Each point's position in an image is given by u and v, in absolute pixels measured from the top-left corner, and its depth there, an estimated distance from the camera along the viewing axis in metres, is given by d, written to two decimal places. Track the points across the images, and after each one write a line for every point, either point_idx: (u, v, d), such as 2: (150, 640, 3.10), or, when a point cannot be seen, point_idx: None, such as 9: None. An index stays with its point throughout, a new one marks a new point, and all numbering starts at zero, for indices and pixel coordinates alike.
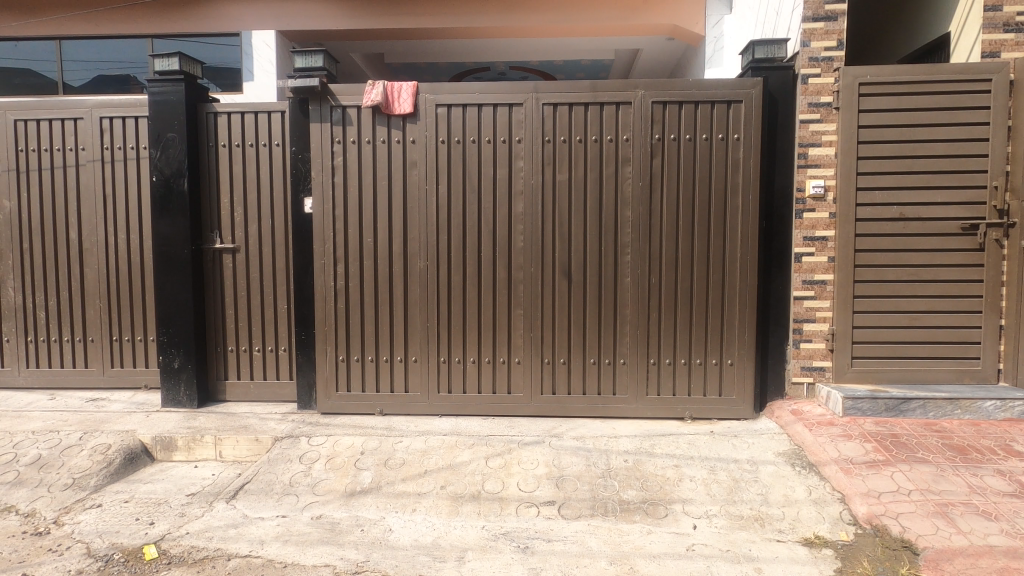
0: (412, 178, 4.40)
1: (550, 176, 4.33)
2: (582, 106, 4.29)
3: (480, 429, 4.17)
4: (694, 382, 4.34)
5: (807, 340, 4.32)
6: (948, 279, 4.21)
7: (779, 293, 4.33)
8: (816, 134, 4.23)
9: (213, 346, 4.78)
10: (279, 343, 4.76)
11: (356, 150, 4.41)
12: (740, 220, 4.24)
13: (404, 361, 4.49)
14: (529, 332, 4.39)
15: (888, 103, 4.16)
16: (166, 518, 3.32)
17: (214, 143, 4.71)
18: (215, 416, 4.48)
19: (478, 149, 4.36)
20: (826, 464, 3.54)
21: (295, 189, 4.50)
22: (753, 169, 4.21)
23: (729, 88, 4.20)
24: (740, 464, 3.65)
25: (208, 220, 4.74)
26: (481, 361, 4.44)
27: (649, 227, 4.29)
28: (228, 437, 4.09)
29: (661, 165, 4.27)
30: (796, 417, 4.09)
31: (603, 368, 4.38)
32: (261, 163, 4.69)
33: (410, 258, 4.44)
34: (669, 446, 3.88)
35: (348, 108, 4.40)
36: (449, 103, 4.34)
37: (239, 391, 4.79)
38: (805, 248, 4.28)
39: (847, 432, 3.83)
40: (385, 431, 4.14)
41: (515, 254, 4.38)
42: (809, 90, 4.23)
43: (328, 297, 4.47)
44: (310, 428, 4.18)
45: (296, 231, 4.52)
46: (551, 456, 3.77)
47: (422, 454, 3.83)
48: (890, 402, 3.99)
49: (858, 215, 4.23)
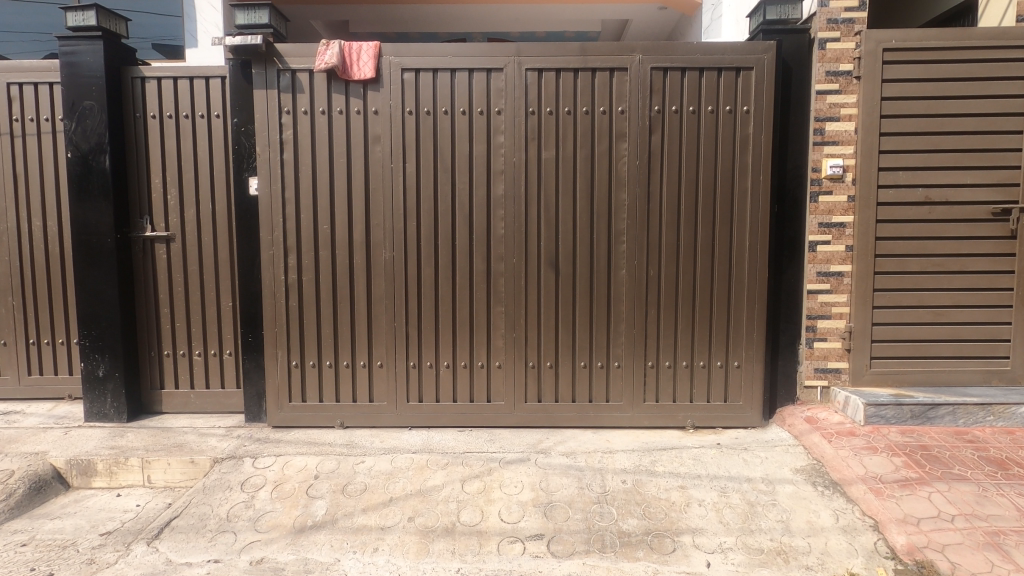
0: (374, 154, 3.80)
1: (535, 153, 3.77)
2: (571, 72, 3.73)
3: (456, 445, 3.63)
4: (697, 388, 3.86)
5: (822, 339, 3.86)
6: (977, 271, 3.78)
7: (790, 286, 3.87)
8: (834, 107, 3.75)
9: (146, 350, 4.14)
10: (223, 346, 4.14)
11: (309, 122, 3.79)
12: (749, 205, 3.75)
13: (368, 366, 3.91)
14: (512, 332, 3.85)
15: (914, 72, 3.69)
16: (69, 567, 2.72)
17: (142, 114, 4.04)
18: (147, 432, 3.86)
19: (452, 122, 3.78)
20: (852, 483, 3.10)
21: (238, 168, 3.88)
22: (764, 146, 3.72)
23: (738, 53, 3.68)
24: (754, 484, 3.18)
25: (137, 204, 4.08)
26: (456, 366, 3.90)
27: (647, 211, 3.77)
28: (157, 459, 3.47)
29: (661, 142, 3.75)
30: (811, 426, 3.64)
31: (595, 373, 3.87)
32: (199, 138, 4.04)
33: (374, 248, 3.85)
34: (672, 462, 3.39)
35: (299, 72, 3.77)
36: (418, 67, 3.73)
37: (178, 401, 4.17)
38: (821, 235, 3.80)
39: (871, 444, 3.38)
40: (346, 449, 3.58)
41: (495, 243, 3.82)
42: (827, 57, 3.73)
43: (279, 293, 3.87)
44: (257, 447, 3.59)
45: (241, 216, 3.89)
46: (538, 478, 3.25)
47: (388, 477, 3.28)
48: (916, 408, 3.55)
49: (879, 199, 3.76)
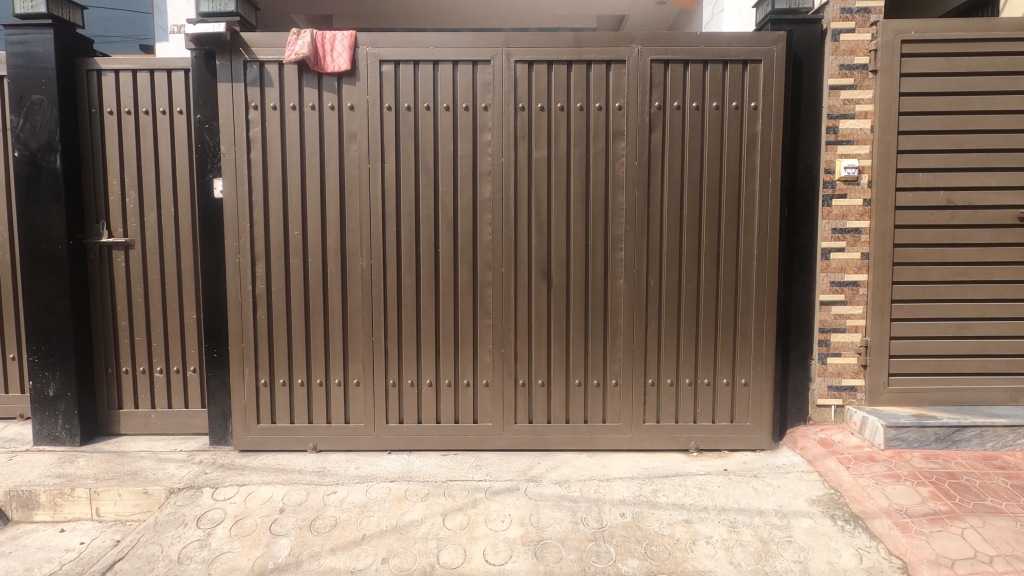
0: (350, 153, 3.48)
1: (525, 152, 3.46)
2: (565, 65, 3.43)
3: (438, 472, 3.31)
4: (700, 407, 3.56)
5: (836, 354, 3.57)
6: (1002, 281, 3.51)
7: (801, 297, 3.58)
8: (848, 103, 3.46)
9: (102, 366, 3.81)
10: (187, 362, 3.81)
11: (279, 118, 3.48)
12: (758, 209, 3.46)
13: (344, 385, 3.59)
14: (500, 347, 3.54)
15: (935, 66, 3.41)
16: None
17: (98, 109, 3.71)
18: (101, 457, 3.52)
19: (435, 119, 3.47)
20: (875, 517, 2.79)
21: (201, 168, 3.57)
22: (773, 146, 3.43)
23: (746, 44, 3.39)
24: (767, 518, 2.87)
25: (93, 207, 3.75)
26: (440, 384, 3.58)
27: (646, 215, 3.48)
28: (107, 490, 3.13)
29: (662, 141, 3.45)
30: (826, 450, 3.34)
31: (591, 392, 3.56)
32: (161, 136, 3.72)
33: (350, 256, 3.53)
34: (675, 492, 3.09)
35: (267, 64, 3.45)
36: (397, 58, 3.42)
37: (137, 422, 3.84)
38: (834, 242, 3.52)
39: (893, 471, 3.08)
40: (317, 477, 3.25)
41: (481, 250, 3.51)
42: (841, 49, 3.45)
43: (245, 304, 3.55)
44: (219, 476, 3.26)
45: (205, 221, 3.58)
46: (527, 511, 2.93)
47: (361, 511, 2.95)
48: (941, 431, 3.26)
49: (898, 203, 3.48)
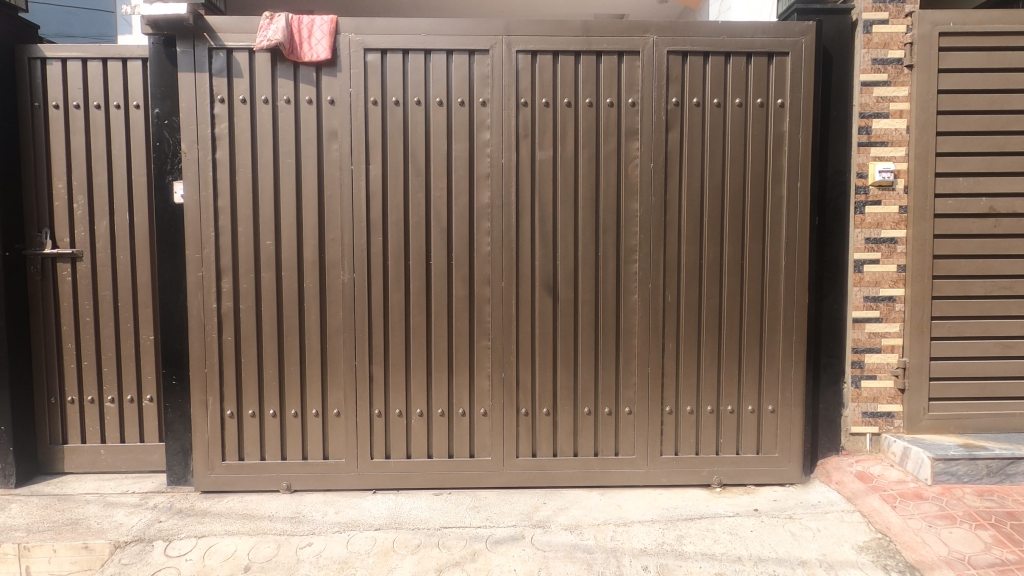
0: (330, 153, 3.08)
1: (529, 152, 3.09)
2: (572, 56, 3.08)
3: (431, 517, 2.88)
4: (724, 438, 3.19)
5: (871, 377, 3.23)
6: None
7: (832, 314, 3.25)
8: (882, 101, 3.16)
9: (45, 396, 3.33)
10: (143, 391, 3.35)
11: (248, 113, 3.06)
12: (785, 217, 3.13)
13: (323, 416, 3.15)
14: (500, 371, 3.15)
15: (976, 60, 3.11)
16: None
17: (41, 103, 3.27)
18: (39, 501, 3.05)
19: (426, 115, 3.09)
20: (935, 568, 2.42)
21: (159, 170, 3.14)
22: (802, 147, 3.10)
23: (771, 35, 3.06)
24: (811, 571, 2.50)
25: (35, 214, 3.29)
26: (432, 414, 3.16)
27: (663, 223, 3.12)
28: (38, 545, 2.66)
29: (680, 140, 3.11)
30: (866, 486, 2.98)
31: (602, 421, 3.17)
32: (115, 133, 3.29)
33: (329, 268, 3.11)
34: (703, 539, 2.70)
35: (235, 51, 3.05)
36: (385, 47, 3.04)
37: (85, 459, 3.36)
38: (868, 253, 3.19)
39: (946, 511, 2.73)
40: (290, 524, 2.81)
41: (479, 262, 3.12)
42: (873, 42, 3.14)
43: (209, 325, 3.11)
44: (175, 525, 2.80)
45: (164, 229, 3.15)
46: (535, 565, 2.52)
47: (340, 569, 2.52)
48: (993, 463, 2.93)
49: (937, 210, 3.16)
